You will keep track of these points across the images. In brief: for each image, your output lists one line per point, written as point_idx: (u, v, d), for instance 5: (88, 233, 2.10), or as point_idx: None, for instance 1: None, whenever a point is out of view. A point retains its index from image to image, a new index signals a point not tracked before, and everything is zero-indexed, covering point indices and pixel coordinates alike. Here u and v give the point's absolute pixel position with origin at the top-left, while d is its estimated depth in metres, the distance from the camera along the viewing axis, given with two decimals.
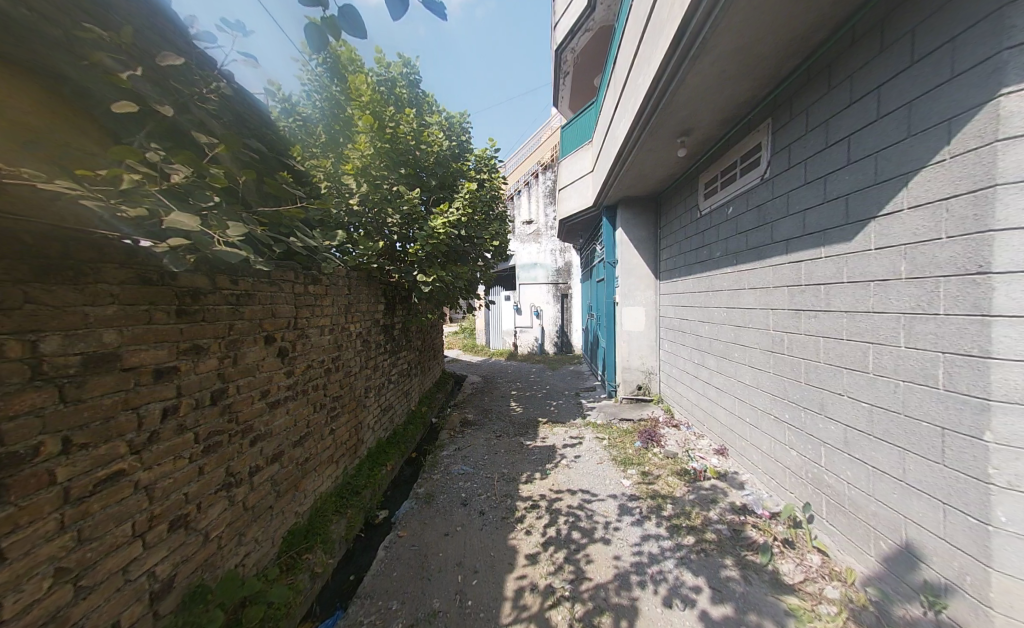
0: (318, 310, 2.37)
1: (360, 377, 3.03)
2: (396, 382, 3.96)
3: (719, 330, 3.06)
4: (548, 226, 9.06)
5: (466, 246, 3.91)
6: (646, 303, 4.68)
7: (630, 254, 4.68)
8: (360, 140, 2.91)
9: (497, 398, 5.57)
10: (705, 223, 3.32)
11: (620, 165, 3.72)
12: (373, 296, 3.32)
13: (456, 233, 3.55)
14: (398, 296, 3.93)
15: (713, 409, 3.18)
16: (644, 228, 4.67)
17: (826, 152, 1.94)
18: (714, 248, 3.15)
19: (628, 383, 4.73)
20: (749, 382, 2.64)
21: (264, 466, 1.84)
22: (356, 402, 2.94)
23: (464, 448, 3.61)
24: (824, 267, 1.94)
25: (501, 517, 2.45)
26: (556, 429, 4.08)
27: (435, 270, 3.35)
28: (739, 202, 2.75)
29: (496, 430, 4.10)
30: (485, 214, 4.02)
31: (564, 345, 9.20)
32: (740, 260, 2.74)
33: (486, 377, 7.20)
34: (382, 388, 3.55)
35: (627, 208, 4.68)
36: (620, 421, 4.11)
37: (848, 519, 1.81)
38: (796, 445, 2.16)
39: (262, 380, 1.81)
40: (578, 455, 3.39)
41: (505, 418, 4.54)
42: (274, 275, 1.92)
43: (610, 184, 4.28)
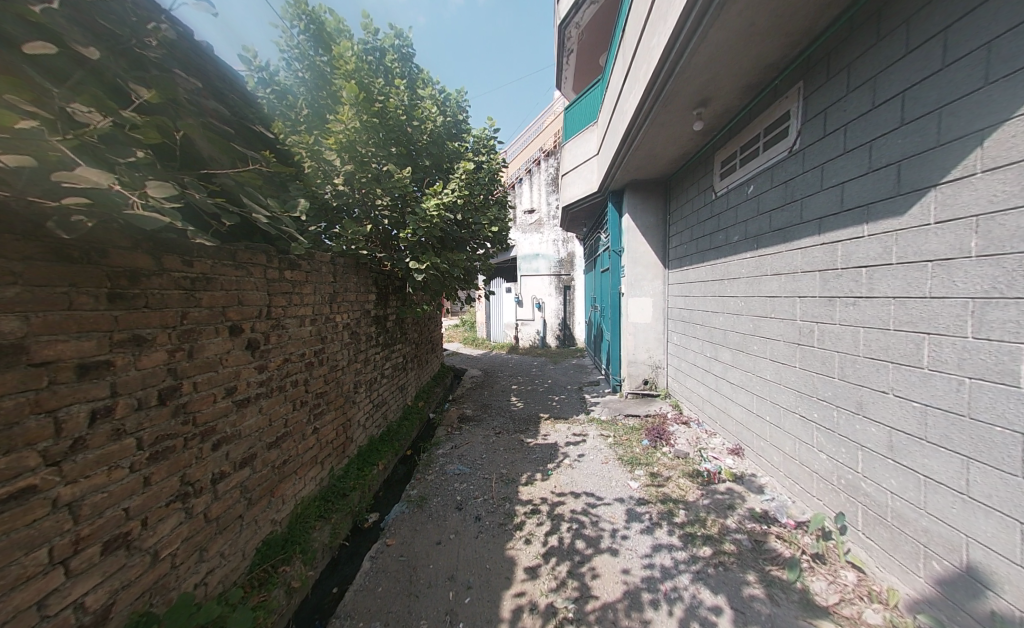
0: (297, 298, 2.15)
1: (349, 372, 2.82)
2: (390, 377, 3.76)
3: (735, 321, 2.82)
4: (551, 216, 8.79)
5: (463, 233, 3.67)
6: (653, 293, 4.44)
7: (637, 241, 4.42)
8: (344, 112, 2.66)
9: (497, 392, 5.37)
10: (720, 206, 3.07)
11: (628, 143, 3.44)
12: (363, 286, 3.10)
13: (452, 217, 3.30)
14: (391, 286, 3.71)
15: (727, 406, 2.96)
16: (653, 214, 4.40)
17: (873, 114, 1.67)
18: (730, 232, 2.90)
19: (634, 377, 4.51)
20: (770, 378, 2.41)
21: (231, 472, 1.64)
22: (344, 399, 2.74)
23: (461, 446, 3.42)
24: (867, 247, 1.69)
25: (498, 523, 2.26)
26: (558, 425, 3.88)
27: (429, 256, 3.09)
28: (761, 180, 2.50)
29: (495, 427, 3.90)
30: (483, 198, 3.76)
31: (566, 338, 8.97)
32: (762, 244, 2.49)
33: (486, 371, 7.00)
34: (374, 383, 3.35)
35: (635, 193, 4.41)
36: (626, 417, 3.90)
37: (890, 533, 1.59)
38: (823, 448, 1.94)
39: (226, 376, 1.60)
40: (582, 453, 3.19)
41: (505, 414, 4.34)
42: (240, 257, 1.70)
43: (618, 166, 4.01)
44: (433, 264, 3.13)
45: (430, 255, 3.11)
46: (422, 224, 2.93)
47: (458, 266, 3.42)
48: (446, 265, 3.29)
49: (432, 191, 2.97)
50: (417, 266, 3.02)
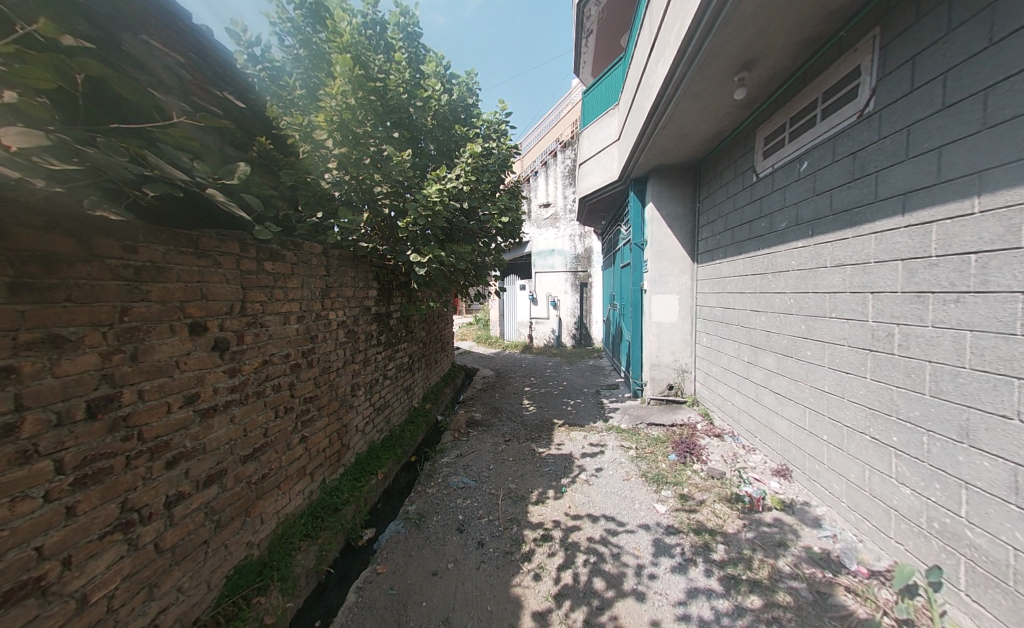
0: (280, 293, 1.93)
1: (344, 374, 2.59)
2: (394, 379, 3.53)
3: (781, 322, 2.43)
4: (567, 210, 8.42)
5: (471, 224, 3.38)
6: (680, 290, 4.04)
7: (662, 233, 4.03)
8: (337, 89, 2.42)
9: (509, 394, 5.09)
10: (762, 189, 2.67)
11: (654, 123, 3.08)
12: (363, 280, 2.86)
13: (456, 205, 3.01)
14: (395, 282, 3.48)
15: (770, 418, 2.57)
16: (680, 202, 3.99)
17: (988, 54, 1.28)
18: (775, 219, 2.51)
19: (657, 381, 4.12)
20: (828, 389, 2.01)
21: (192, 493, 1.43)
22: (339, 404, 2.52)
23: (467, 455, 3.14)
24: (977, 228, 1.30)
25: (503, 551, 1.96)
26: (573, 433, 3.55)
27: (431, 247, 2.80)
28: (818, 154, 2.10)
29: (505, 433, 3.61)
30: (492, 186, 3.47)
31: (583, 337, 8.58)
32: (818, 231, 2.10)
33: (498, 371, 6.72)
34: (376, 385, 3.13)
35: (660, 180, 4.01)
36: (649, 427, 3.54)
37: (1010, 601, 1.20)
38: (904, 481, 1.56)
39: (183, 383, 1.38)
40: (600, 467, 2.86)
41: (516, 419, 4.05)
42: (202, 245, 1.47)
43: (642, 150, 3.64)
44: (436, 257, 2.86)
45: (433, 246, 2.83)
46: (422, 212, 2.65)
47: (465, 260, 3.12)
48: (451, 258, 3.02)
49: (434, 175, 2.69)
50: (417, 259, 2.74)
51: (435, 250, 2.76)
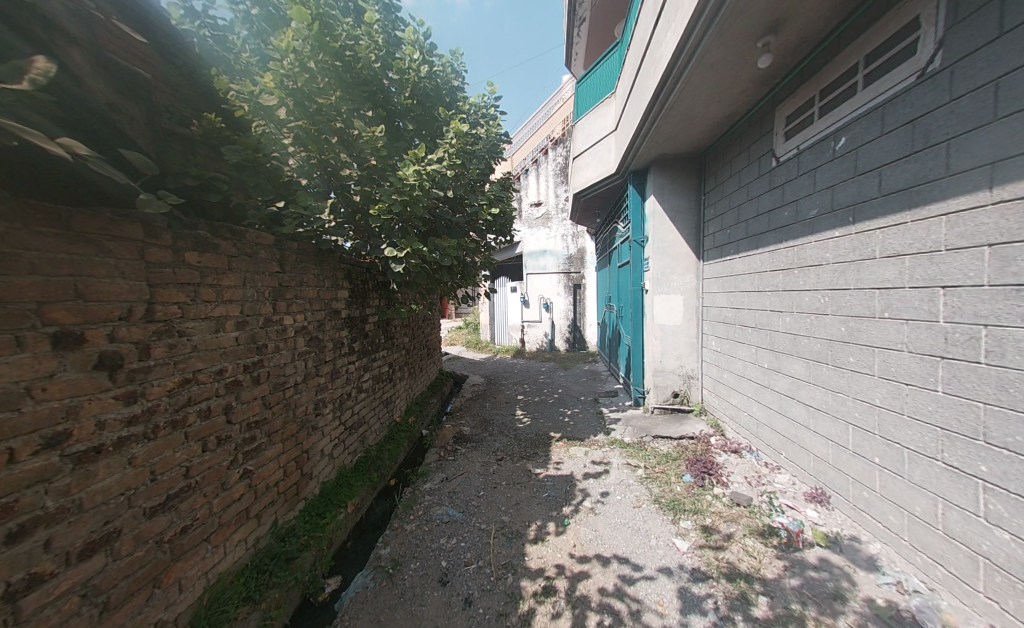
0: (212, 293, 1.51)
1: (305, 389, 2.18)
2: (370, 392, 3.11)
3: (812, 323, 2.12)
4: (560, 209, 8.13)
5: (457, 216, 3.01)
6: (685, 291, 3.73)
7: (666, 228, 3.72)
8: (294, 49, 2.03)
9: (500, 403, 4.71)
10: (784, 175, 2.38)
11: (661, 103, 2.77)
12: (330, 279, 2.46)
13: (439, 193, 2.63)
14: (371, 282, 3.08)
15: (797, 434, 2.25)
16: (685, 195, 3.70)
17: None
18: (802, 207, 2.21)
19: (662, 388, 3.80)
20: (880, 403, 1.70)
21: (58, 573, 1.01)
22: (296, 426, 2.09)
23: (454, 478, 2.74)
24: None
25: (496, 612, 1.57)
26: (573, 449, 3.18)
27: (409, 240, 2.41)
28: (860, 128, 1.80)
29: (496, 451, 3.22)
30: (479, 175, 3.11)
31: (576, 341, 8.26)
32: (862, 217, 1.80)
33: (488, 378, 6.32)
34: (347, 400, 2.71)
35: (662, 171, 3.71)
36: (656, 440, 3.20)
37: None
38: (1000, 523, 1.25)
39: (42, 418, 0.97)
40: (606, 491, 2.50)
41: (508, 433, 3.66)
42: (77, 225, 1.06)
43: (644, 137, 3.33)
44: (416, 252, 2.47)
45: (412, 239, 2.44)
46: (397, 197, 2.26)
47: (450, 256, 2.74)
48: (434, 253, 2.64)
49: (412, 154, 2.30)
50: (393, 253, 2.35)
51: (414, 243, 2.37)
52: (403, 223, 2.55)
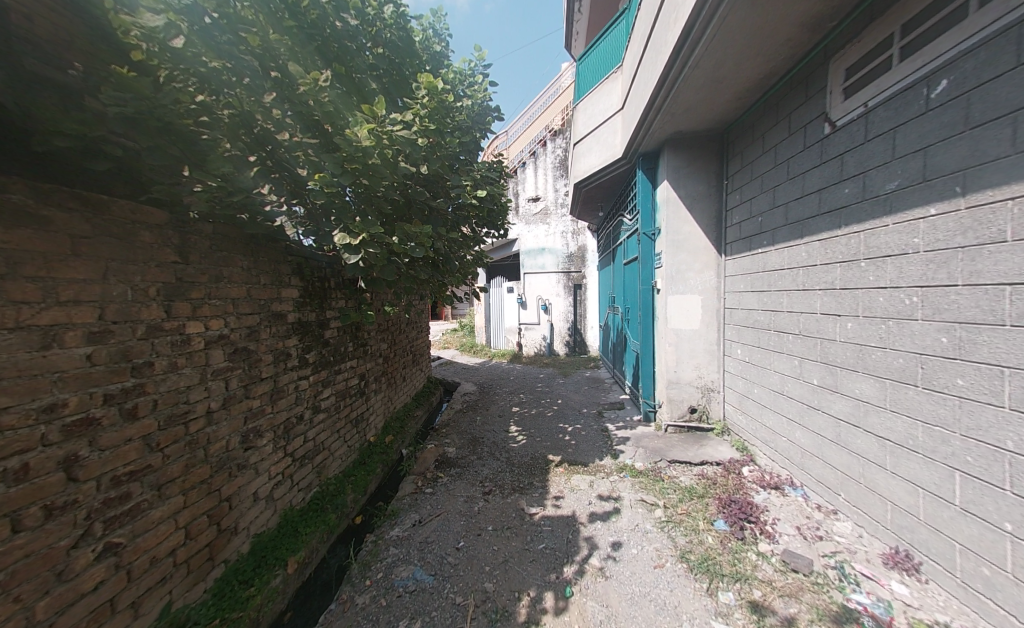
0: (33, 289, 1.01)
1: (225, 417, 1.66)
2: (332, 412, 2.59)
3: (890, 331, 1.61)
4: (559, 204, 7.64)
5: (435, 200, 2.49)
6: (704, 290, 3.23)
7: (681, 217, 3.22)
8: None
9: (493, 417, 4.18)
10: (842, 143, 1.88)
11: (682, 61, 2.28)
12: (269, 274, 1.95)
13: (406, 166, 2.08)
14: (334, 279, 2.56)
15: (866, 473, 1.75)
16: (704, 180, 3.19)
17: None
18: (872, 180, 1.71)
19: (676, 403, 3.29)
20: (1014, 448, 1.20)
21: None
22: (209, 469, 1.58)
23: (429, 521, 2.22)
24: None
25: None
26: (575, 479, 2.66)
27: (366, 224, 1.87)
28: (976, 62, 1.30)
29: (484, 480, 2.70)
30: (464, 151, 2.59)
31: (577, 344, 7.74)
32: (978, 185, 1.29)
33: (482, 386, 5.79)
34: (298, 424, 2.19)
35: (677, 152, 3.21)
36: (673, 468, 2.69)
37: None
38: None
39: None
40: (618, 541, 1.98)
41: (499, 455, 3.14)
42: None
43: (658, 110, 2.83)
44: (376, 241, 1.93)
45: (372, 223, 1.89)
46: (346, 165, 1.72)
47: (425, 247, 2.21)
48: (404, 242, 2.11)
49: (364, 110, 1.69)
50: (345, 240, 1.81)
51: (372, 228, 1.82)
52: (361, 203, 2.03)
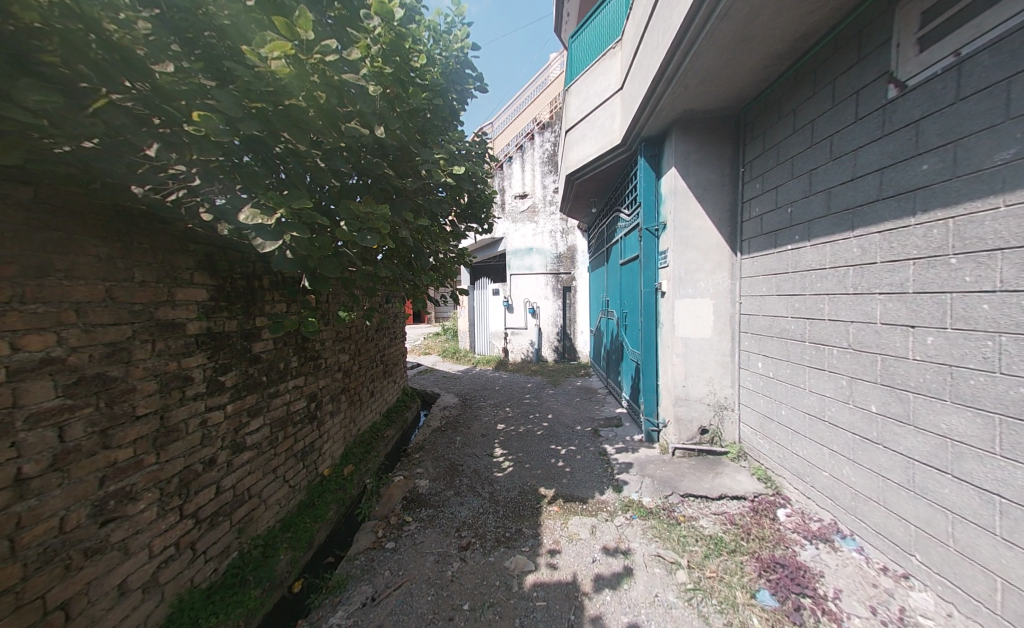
0: None
1: (63, 483, 1.10)
2: (264, 448, 2.01)
3: (1003, 350, 1.21)
4: (547, 202, 7.21)
5: (399, 178, 1.97)
6: (716, 294, 2.80)
7: (691, 210, 2.80)
8: None
9: (474, 437, 3.66)
10: (919, 106, 1.48)
11: (708, 11, 1.84)
12: (154, 269, 1.38)
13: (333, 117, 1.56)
14: (267, 277, 1.99)
15: (959, 535, 1.35)
16: (717, 167, 2.78)
17: None
18: (969, 150, 1.31)
19: (685, 422, 2.86)
20: None
21: None
22: (20, 569, 1.01)
23: (385, 597, 1.68)
24: None
25: None
26: (572, 523, 2.18)
27: (288, 196, 1.34)
28: None
29: (461, 527, 2.18)
30: (437, 118, 2.07)
31: (566, 350, 7.30)
32: None
33: (463, 397, 5.25)
34: (204, 472, 1.62)
35: (687, 134, 2.79)
36: (688, 507, 2.25)
37: None
38: None
39: None
40: (635, 620, 1.51)
41: (480, 489, 2.62)
42: None
43: (670, 80, 2.41)
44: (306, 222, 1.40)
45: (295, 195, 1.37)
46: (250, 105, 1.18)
47: (383, 235, 1.68)
48: (353, 229, 1.58)
49: (277, 25, 1.14)
50: (258, 218, 1.23)
51: (295, 200, 1.30)
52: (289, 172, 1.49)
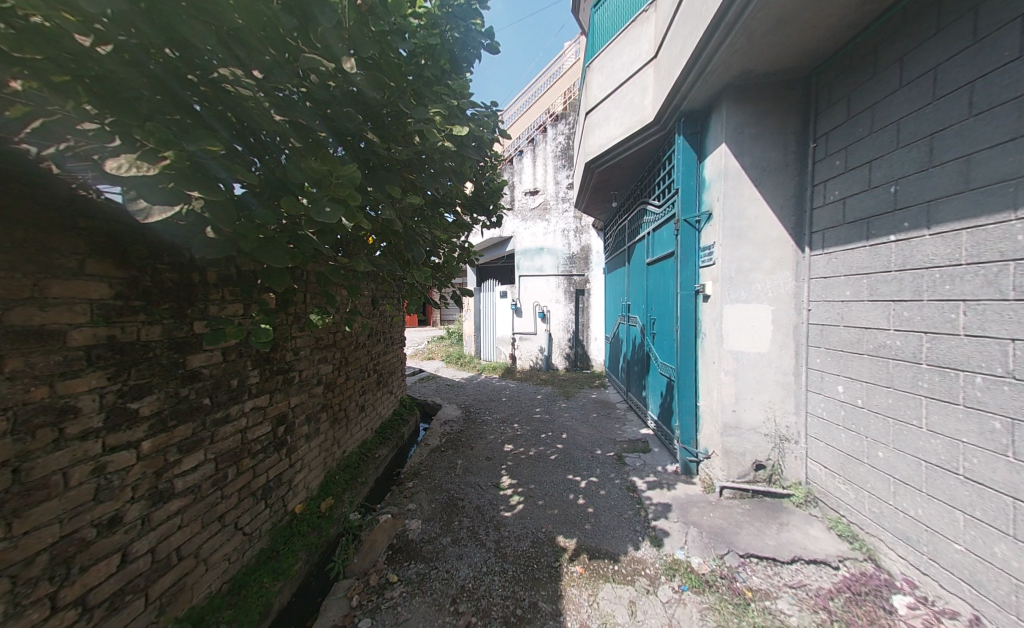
0: None
1: None
2: (204, 492, 1.55)
3: None
4: (558, 198, 6.74)
5: (383, 144, 1.52)
6: (775, 298, 2.28)
7: (744, 196, 2.29)
8: None
9: (478, 461, 3.16)
10: None
11: None
12: (5, 251, 0.95)
13: (277, 41, 1.12)
14: (212, 271, 1.55)
15: None
16: (778, 143, 2.26)
17: None
18: None
19: (735, 456, 2.34)
20: None
21: None
22: None
23: None
24: None
25: None
26: (604, 594, 1.67)
27: (187, 137, 0.90)
28: None
29: (459, 597, 1.68)
30: (437, 66, 1.59)
31: (579, 358, 6.77)
32: None
33: (467, 409, 4.77)
34: (97, 539, 1.16)
35: (740, 105, 2.29)
36: (755, 575, 1.74)
37: None
38: None
39: None
40: None
41: (484, 535, 2.13)
42: None
43: (728, 30, 1.91)
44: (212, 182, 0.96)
45: (196, 134, 0.91)
46: None
47: (352, 212, 1.22)
48: (312, 203, 1.13)
49: None
50: (137, 168, 0.80)
51: (198, 141, 0.86)
52: (210, 116, 1.05)
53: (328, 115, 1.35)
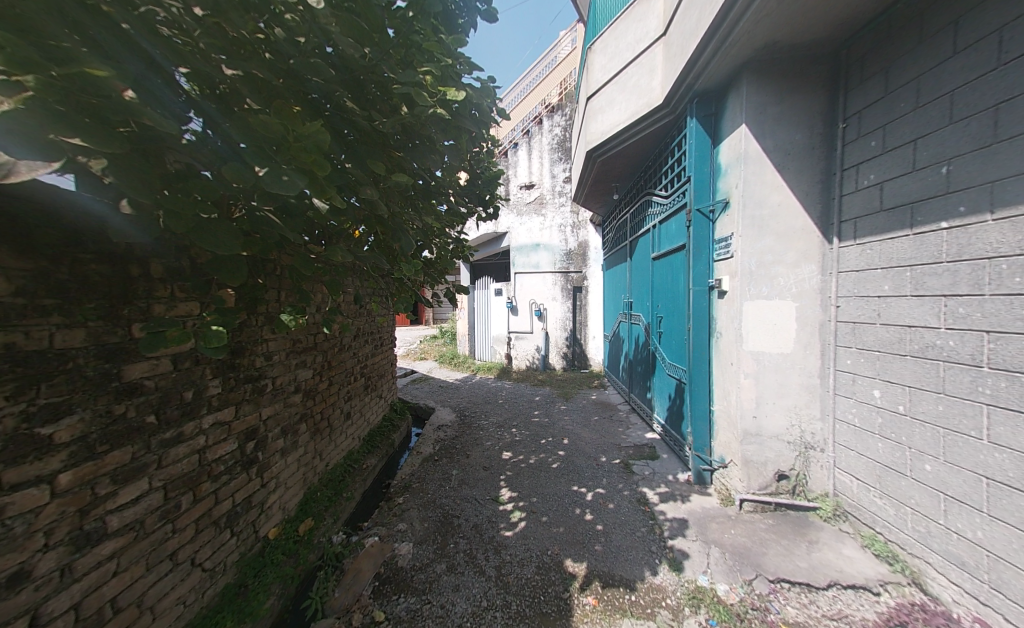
0: None
1: None
2: (150, 528, 1.29)
3: None
4: (555, 193, 6.52)
5: (362, 111, 1.27)
6: (799, 294, 2.09)
7: (765, 181, 2.09)
8: None
9: (474, 471, 2.93)
10: None
11: None
12: None
13: None
14: (156, 263, 1.29)
15: None
16: (803, 124, 2.07)
17: None
18: None
19: (755, 465, 2.15)
20: None
21: None
22: None
23: None
24: None
25: None
26: None
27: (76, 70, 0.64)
28: None
29: None
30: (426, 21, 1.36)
31: (577, 357, 6.58)
32: None
33: (462, 412, 4.54)
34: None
35: (762, 82, 2.08)
36: (790, 605, 1.55)
37: None
38: None
39: None
40: None
41: (484, 560, 1.90)
42: None
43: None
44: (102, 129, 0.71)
45: (89, 64, 0.66)
46: None
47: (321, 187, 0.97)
48: (268, 173, 0.88)
49: None
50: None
51: (85, 67, 0.61)
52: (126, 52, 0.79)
53: (293, 70, 1.10)
